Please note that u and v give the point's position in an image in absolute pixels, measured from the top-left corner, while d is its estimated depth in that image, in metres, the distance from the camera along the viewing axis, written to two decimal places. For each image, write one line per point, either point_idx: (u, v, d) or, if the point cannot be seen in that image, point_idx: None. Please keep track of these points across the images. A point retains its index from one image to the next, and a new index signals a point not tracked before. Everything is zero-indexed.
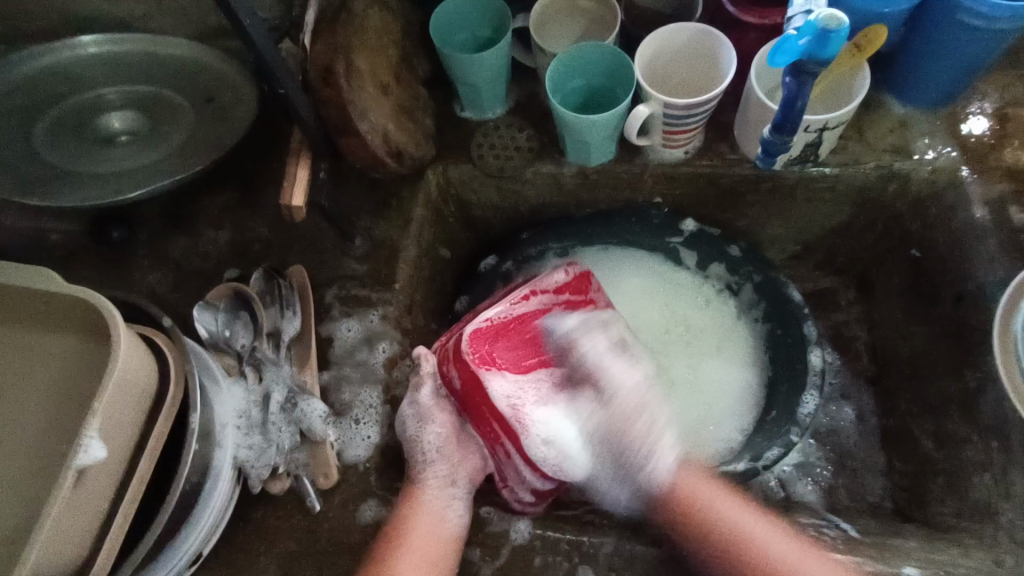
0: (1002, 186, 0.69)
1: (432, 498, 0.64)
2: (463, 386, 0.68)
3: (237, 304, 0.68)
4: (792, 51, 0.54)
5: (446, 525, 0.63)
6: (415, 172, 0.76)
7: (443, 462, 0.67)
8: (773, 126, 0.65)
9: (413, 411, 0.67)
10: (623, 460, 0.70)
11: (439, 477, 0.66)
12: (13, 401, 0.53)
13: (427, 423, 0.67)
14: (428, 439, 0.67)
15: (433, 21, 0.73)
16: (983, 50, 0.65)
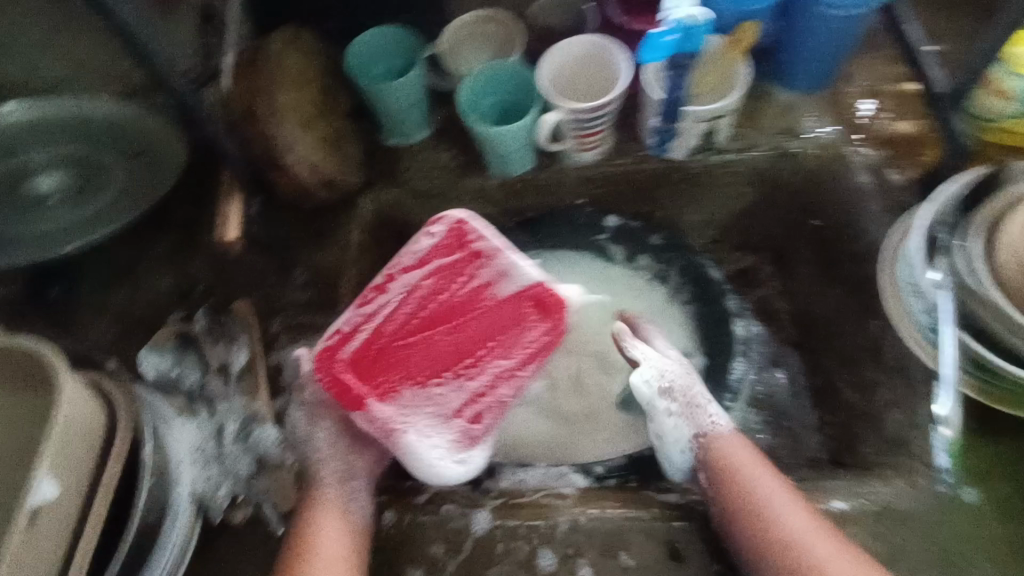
0: (878, 153, 0.77)
1: (329, 492, 0.64)
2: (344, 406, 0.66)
3: (183, 346, 0.71)
4: (661, 46, 0.62)
5: (349, 516, 0.63)
6: (348, 200, 0.79)
7: (337, 458, 0.67)
8: (659, 115, 0.73)
9: (304, 412, 0.68)
10: (690, 407, 0.69)
11: (335, 475, 0.66)
12: None
13: (318, 415, 0.68)
14: (319, 439, 0.67)
15: (349, 56, 0.77)
16: (844, 35, 0.74)
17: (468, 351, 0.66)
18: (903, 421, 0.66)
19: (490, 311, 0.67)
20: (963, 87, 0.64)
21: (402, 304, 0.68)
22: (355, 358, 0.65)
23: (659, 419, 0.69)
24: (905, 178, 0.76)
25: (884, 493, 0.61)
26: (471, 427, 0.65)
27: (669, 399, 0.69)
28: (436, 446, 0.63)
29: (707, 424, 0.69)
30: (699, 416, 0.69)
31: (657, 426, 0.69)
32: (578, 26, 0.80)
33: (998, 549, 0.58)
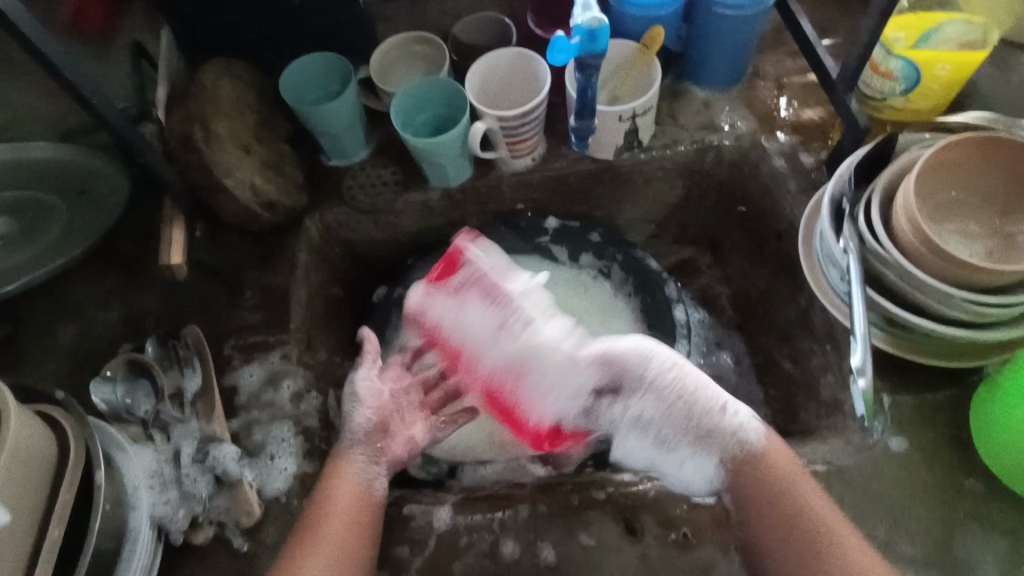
0: (790, 139, 0.83)
1: (355, 472, 0.64)
2: None
3: (135, 373, 0.69)
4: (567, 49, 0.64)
5: (368, 498, 0.64)
6: (292, 221, 0.81)
7: (370, 441, 0.67)
8: (575, 114, 0.76)
9: (351, 391, 0.69)
10: (699, 437, 0.63)
11: (363, 456, 0.66)
12: None
13: (362, 400, 0.68)
14: (358, 421, 0.67)
15: (283, 85, 0.80)
16: (745, 33, 0.79)
17: None
18: (834, 383, 0.70)
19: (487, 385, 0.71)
20: (852, 71, 0.70)
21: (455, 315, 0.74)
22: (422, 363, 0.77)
23: (662, 455, 0.64)
24: (817, 160, 0.81)
25: (822, 451, 0.64)
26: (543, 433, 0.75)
27: (659, 438, 0.64)
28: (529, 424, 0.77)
29: (734, 441, 0.62)
30: (715, 436, 0.62)
31: (661, 462, 0.64)
32: (502, 40, 0.84)
33: (928, 492, 0.62)
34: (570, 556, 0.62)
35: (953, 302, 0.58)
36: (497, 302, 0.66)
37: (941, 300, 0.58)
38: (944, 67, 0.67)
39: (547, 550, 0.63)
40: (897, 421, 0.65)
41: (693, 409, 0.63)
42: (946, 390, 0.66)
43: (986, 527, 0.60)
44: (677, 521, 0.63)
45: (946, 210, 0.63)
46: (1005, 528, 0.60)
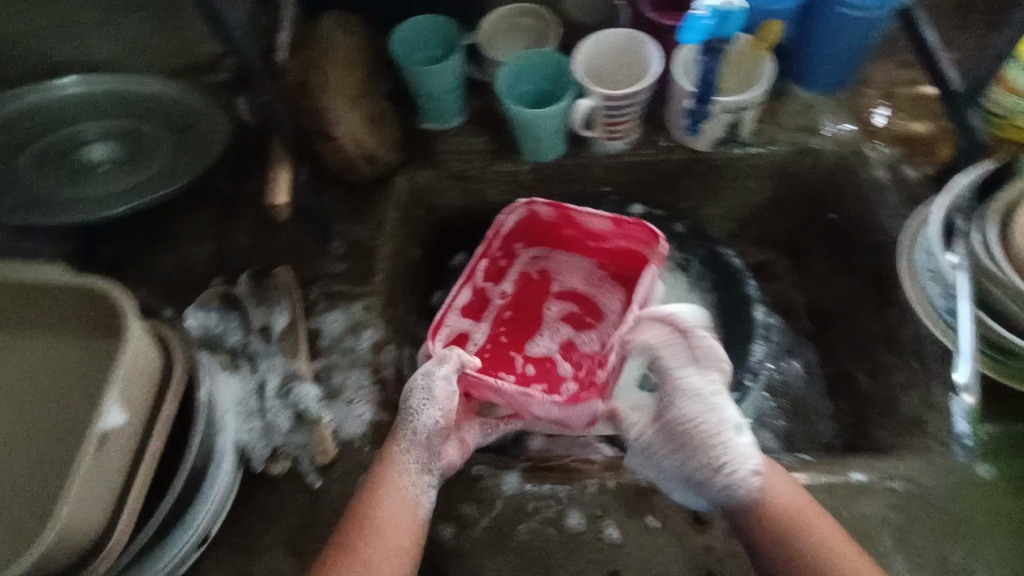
0: (894, 150, 0.81)
1: (401, 483, 0.63)
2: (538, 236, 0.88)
3: (227, 305, 0.75)
4: (698, 28, 0.65)
5: (414, 512, 0.62)
6: (386, 177, 0.83)
7: (424, 448, 0.65)
8: (693, 97, 0.75)
9: (423, 385, 0.68)
10: (694, 477, 0.63)
11: (415, 462, 0.64)
12: (50, 399, 0.58)
13: (431, 402, 0.67)
14: (423, 423, 0.66)
15: (393, 42, 0.81)
16: (864, 37, 0.77)
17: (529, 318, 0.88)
18: (919, 402, 0.68)
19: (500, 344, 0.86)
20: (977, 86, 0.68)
21: (572, 231, 0.86)
22: (536, 279, 0.90)
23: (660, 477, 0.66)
24: (920, 175, 0.80)
25: (903, 468, 0.63)
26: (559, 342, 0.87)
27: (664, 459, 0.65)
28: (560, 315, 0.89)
29: (720, 484, 0.62)
30: (706, 476, 0.62)
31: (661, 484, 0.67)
32: (611, 20, 0.84)
33: (1010, 523, 0.60)
34: (634, 538, 0.63)
35: None
36: (479, 374, 0.70)
37: None
38: None
39: (610, 528, 0.63)
40: (983, 448, 0.64)
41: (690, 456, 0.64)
42: None
43: None
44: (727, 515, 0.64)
45: None
46: None
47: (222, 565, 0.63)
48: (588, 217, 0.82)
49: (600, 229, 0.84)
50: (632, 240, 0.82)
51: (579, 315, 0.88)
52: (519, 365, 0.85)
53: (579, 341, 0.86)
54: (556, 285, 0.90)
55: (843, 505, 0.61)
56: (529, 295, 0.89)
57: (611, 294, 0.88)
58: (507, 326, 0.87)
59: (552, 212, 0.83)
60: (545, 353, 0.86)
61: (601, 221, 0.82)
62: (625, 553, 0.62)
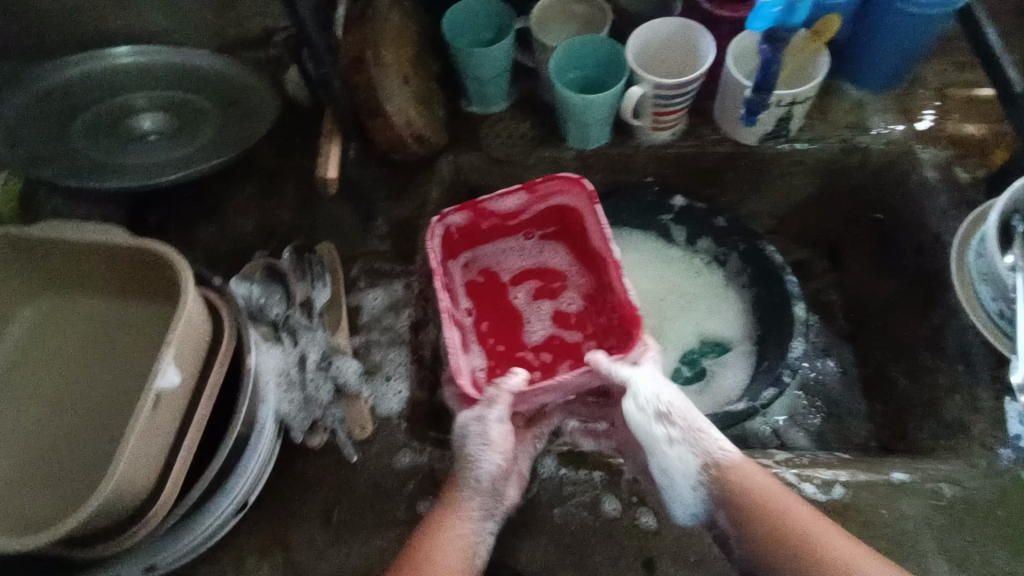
0: (946, 151, 0.80)
1: (461, 531, 0.57)
2: (457, 238, 0.83)
3: (271, 277, 0.74)
4: (767, 16, 0.66)
5: (470, 562, 0.56)
6: (430, 158, 0.83)
7: (489, 496, 0.60)
8: (754, 85, 0.74)
9: (478, 428, 0.62)
10: (693, 442, 0.60)
11: (478, 509, 0.59)
12: (113, 359, 0.60)
13: (488, 445, 0.61)
14: (484, 468, 0.60)
15: (445, 23, 0.81)
16: (923, 34, 0.76)
17: (509, 313, 0.84)
18: (962, 404, 0.67)
19: (509, 351, 0.81)
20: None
21: (489, 222, 0.82)
22: (484, 282, 0.86)
23: (660, 450, 0.60)
24: (971, 177, 0.78)
25: (946, 470, 0.62)
26: (546, 317, 0.85)
27: (667, 423, 0.61)
28: (527, 292, 0.86)
29: (715, 451, 0.59)
30: (705, 442, 0.60)
31: (659, 458, 0.60)
32: (663, 10, 0.84)
33: None
34: (671, 526, 0.62)
35: None
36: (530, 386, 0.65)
37: None
38: None
39: (646, 516, 0.63)
40: None
41: (688, 412, 0.61)
42: None
43: None
44: None
45: None
46: None
47: (258, 531, 0.64)
48: (500, 201, 0.79)
49: (514, 207, 0.81)
50: (560, 194, 0.80)
51: (544, 286, 0.86)
52: (535, 360, 0.81)
53: (562, 305, 0.85)
54: (505, 274, 0.87)
55: (882, 504, 0.61)
56: (491, 299, 0.85)
57: (556, 251, 0.87)
58: (495, 335, 0.83)
59: (465, 216, 0.79)
60: (545, 335, 0.83)
61: (513, 199, 0.79)
62: (661, 541, 0.62)
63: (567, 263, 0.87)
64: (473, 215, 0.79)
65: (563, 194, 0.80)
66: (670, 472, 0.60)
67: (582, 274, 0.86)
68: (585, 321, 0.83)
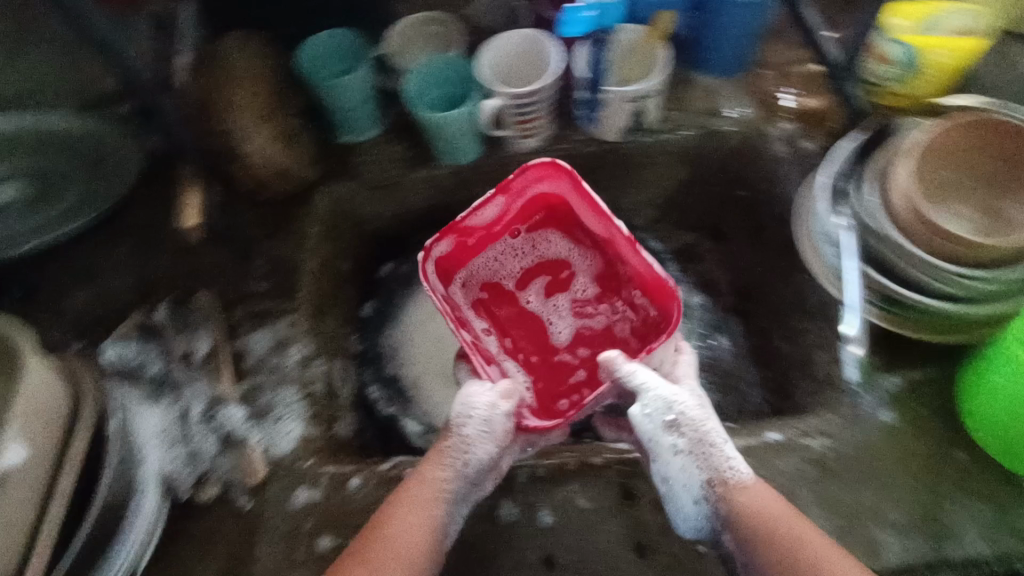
0: (793, 124, 0.84)
1: (433, 510, 0.58)
2: (449, 261, 0.78)
3: (146, 337, 0.74)
4: (580, 21, 0.71)
5: (432, 542, 0.57)
6: (304, 194, 0.83)
7: (466, 480, 0.61)
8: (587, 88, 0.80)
9: (483, 416, 0.63)
10: (703, 455, 0.60)
11: (453, 492, 0.60)
12: None
13: (489, 435, 0.62)
14: (477, 456, 0.61)
15: (298, 59, 0.80)
16: (755, 20, 0.79)
17: (528, 318, 0.85)
18: (829, 360, 0.70)
19: (547, 360, 0.83)
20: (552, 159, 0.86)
21: (475, 237, 0.79)
22: (489, 296, 0.84)
23: (663, 458, 0.60)
24: (816, 146, 0.83)
25: (816, 423, 0.65)
26: (564, 313, 0.86)
27: (676, 433, 0.60)
28: (538, 290, 0.86)
29: (725, 468, 0.58)
30: (715, 458, 0.59)
31: (662, 466, 0.60)
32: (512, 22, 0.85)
33: (917, 463, 0.62)
34: (567, 521, 0.63)
35: (948, 279, 0.59)
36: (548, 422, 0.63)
37: (930, 275, 0.60)
38: (941, 54, 0.65)
39: (544, 514, 0.64)
40: (891, 396, 0.66)
41: (708, 435, 0.60)
42: (939, 366, 0.67)
43: (970, 498, 0.61)
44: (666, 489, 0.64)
45: (935, 195, 0.64)
46: (987, 496, 0.61)
47: None
48: (479, 213, 0.75)
49: (494, 213, 0.77)
50: (538, 185, 0.77)
51: (552, 279, 0.86)
52: (572, 359, 0.83)
53: (579, 293, 0.86)
54: (509, 281, 0.85)
55: (760, 466, 0.63)
56: (505, 312, 0.84)
57: (550, 240, 0.85)
58: (523, 346, 0.83)
59: (449, 241, 0.75)
60: (571, 332, 0.85)
61: (491, 206, 0.75)
62: (558, 537, 0.63)
63: (570, 247, 0.85)
64: (456, 237, 0.76)
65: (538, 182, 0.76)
66: (671, 480, 0.60)
67: (587, 257, 0.85)
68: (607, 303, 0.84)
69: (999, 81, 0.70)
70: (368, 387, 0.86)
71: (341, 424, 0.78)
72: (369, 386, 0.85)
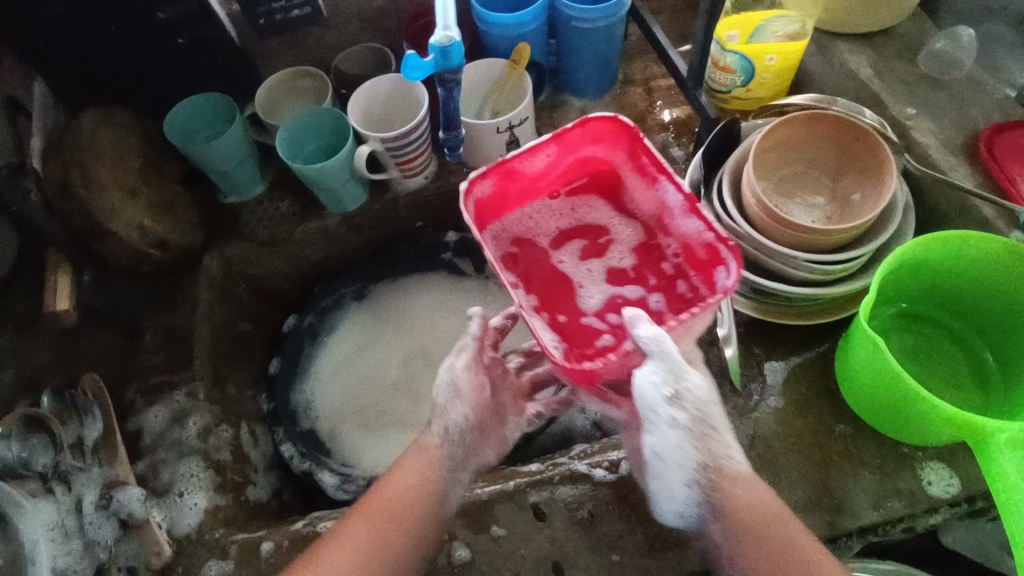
0: (661, 136, 0.89)
1: (430, 471, 0.60)
2: (488, 197, 0.65)
3: (29, 428, 0.65)
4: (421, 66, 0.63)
5: (423, 500, 0.58)
6: (192, 260, 0.82)
7: (455, 445, 0.62)
8: (443, 127, 0.79)
9: (450, 384, 0.62)
10: (700, 433, 0.55)
11: (450, 460, 0.61)
12: None
13: (460, 399, 0.62)
14: (455, 420, 0.62)
15: (167, 127, 0.79)
16: (610, 42, 0.84)
17: (554, 280, 0.70)
18: None
19: (578, 322, 0.67)
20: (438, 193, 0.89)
21: (517, 186, 0.67)
22: (520, 253, 0.70)
23: (659, 433, 0.55)
24: (684, 154, 0.87)
25: None
26: (601, 279, 0.70)
27: (679, 408, 0.54)
28: (572, 253, 0.71)
29: (722, 456, 0.55)
30: (714, 443, 0.55)
31: (657, 440, 0.55)
32: (382, 70, 0.87)
33: (806, 440, 0.65)
34: (483, 550, 0.64)
35: (801, 266, 0.64)
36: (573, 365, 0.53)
37: (791, 265, 0.64)
38: (771, 59, 0.71)
39: (460, 549, 0.64)
40: (775, 383, 0.69)
41: (708, 420, 0.55)
42: (813, 348, 0.71)
43: (859, 467, 0.64)
44: (579, 504, 0.65)
45: (784, 188, 0.70)
46: (874, 464, 0.64)
47: None
48: (529, 159, 0.64)
49: (543, 164, 0.66)
50: (596, 142, 0.66)
51: (590, 243, 0.71)
52: (602, 326, 0.66)
53: (617, 262, 0.70)
54: (542, 240, 0.71)
55: None
56: (529, 271, 0.70)
57: (593, 205, 0.72)
58: (545, 306, 0.68)
59: (494, 181, 0.63)
60: (603, 297, 0.69)
61: (541, 154, 0.64)
62: (476, 569, 0.63)
63: (614, 211, 0.71)
64: (502, 179, 0.64)
65: (597, 139, 0.66)
66: (663, 456, 0.56)
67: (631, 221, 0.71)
68: (645, 273, 0.68)
69: (833, 76, 0.75)
70: (281, 446, 0.83)
71: (254, 489, 0.76)
72: (281, 444, 0.83)
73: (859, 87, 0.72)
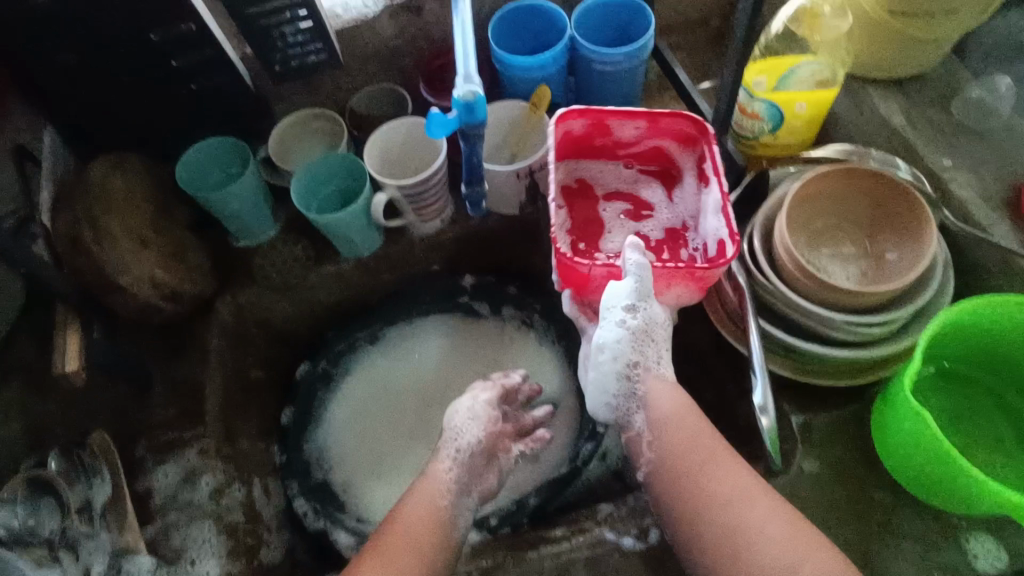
0: None
1: (441, 498, 0.64)
2: (579, 131, 0.72)
3: (37, 492, 0.65)
4: (444, 122, 0.62)
5: (433, 517, 0.62)
6: (202, 307, 0.79)
7: (459, 465, 0.68)
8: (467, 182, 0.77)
9: (468, 413, 0.74)
10: (641, 340, 0.64)
11: (456, 486, 0.67)
12: None
13: (475, 421, 0.73)
14: (467, 440, 0.71)
15: (180, 171, 0.77)
16: (629, 84, 0.82)
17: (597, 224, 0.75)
18: None
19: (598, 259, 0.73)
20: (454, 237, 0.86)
21: (603, 140, 0.74)
22: (577, 189, 0.76)
23: (607, 325, 0.63)
24: None
25: None
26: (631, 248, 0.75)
27: (632, 314, 0.62)
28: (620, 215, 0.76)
29: (652, 362, 0.65)
30: (650, 349, 0.64)
31: (603, 333, 0.64)
32: (397, 110, 0.85)
33: (842, 507, 0.63)
34: None
35: (838, 327, 0.61)
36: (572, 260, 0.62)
37: (824, 324, 0.62)
38: (802, 106, 0.69)
39: None
40: (810, 444, 0.66)
41: (650, 342, 0.64)
42: (848, 407, 0.68)
43: (898, 538, 0.61)
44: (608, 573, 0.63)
45: (817, 241, 0.67)
46: (915, 535, 0.61)
47: None
48: (621, 123, 0.70)
49: (631, 134, 0.72)
50: (680, 141, 0.71)
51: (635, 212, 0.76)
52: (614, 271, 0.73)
53: (646, 232, 0.74)
54: (598, 187, 0.76)
55: None
56: (576, 206, 0.76)
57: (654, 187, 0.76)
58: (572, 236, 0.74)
59: (586, 122, 0.71)
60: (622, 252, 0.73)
61: (631, 125, 0.71)
62: None
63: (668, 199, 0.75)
64: (594, 124, 0.71)
65: (681, 137, 0.71)
66: (604, 346, 0.64)
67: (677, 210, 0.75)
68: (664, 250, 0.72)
69: (864, 122, 0.72)
70: (295, 500, 0.81)
71: (267, 549, 0.74)
72: (295, 499, 0.81)
73: (891, 137, 0.70)
